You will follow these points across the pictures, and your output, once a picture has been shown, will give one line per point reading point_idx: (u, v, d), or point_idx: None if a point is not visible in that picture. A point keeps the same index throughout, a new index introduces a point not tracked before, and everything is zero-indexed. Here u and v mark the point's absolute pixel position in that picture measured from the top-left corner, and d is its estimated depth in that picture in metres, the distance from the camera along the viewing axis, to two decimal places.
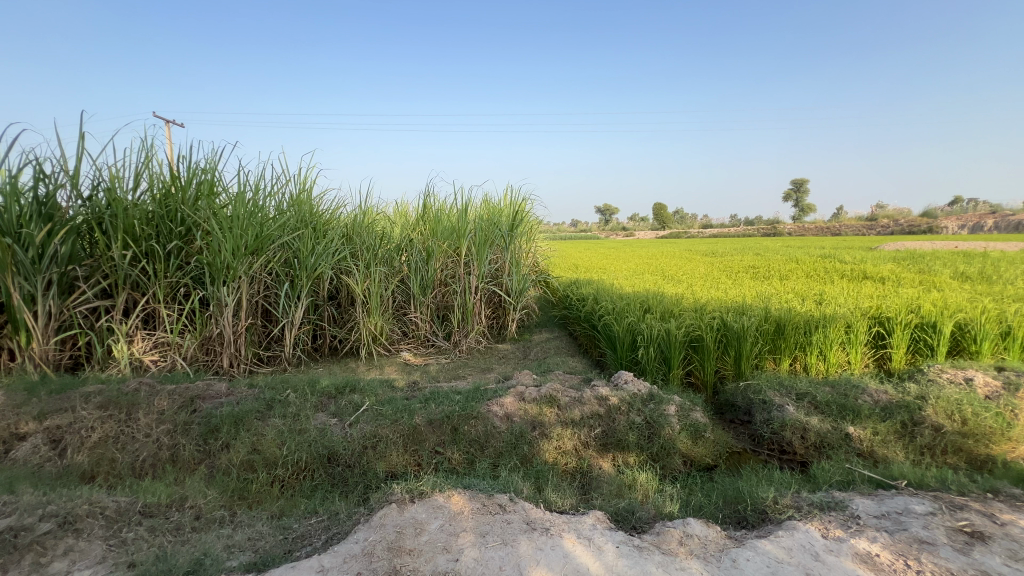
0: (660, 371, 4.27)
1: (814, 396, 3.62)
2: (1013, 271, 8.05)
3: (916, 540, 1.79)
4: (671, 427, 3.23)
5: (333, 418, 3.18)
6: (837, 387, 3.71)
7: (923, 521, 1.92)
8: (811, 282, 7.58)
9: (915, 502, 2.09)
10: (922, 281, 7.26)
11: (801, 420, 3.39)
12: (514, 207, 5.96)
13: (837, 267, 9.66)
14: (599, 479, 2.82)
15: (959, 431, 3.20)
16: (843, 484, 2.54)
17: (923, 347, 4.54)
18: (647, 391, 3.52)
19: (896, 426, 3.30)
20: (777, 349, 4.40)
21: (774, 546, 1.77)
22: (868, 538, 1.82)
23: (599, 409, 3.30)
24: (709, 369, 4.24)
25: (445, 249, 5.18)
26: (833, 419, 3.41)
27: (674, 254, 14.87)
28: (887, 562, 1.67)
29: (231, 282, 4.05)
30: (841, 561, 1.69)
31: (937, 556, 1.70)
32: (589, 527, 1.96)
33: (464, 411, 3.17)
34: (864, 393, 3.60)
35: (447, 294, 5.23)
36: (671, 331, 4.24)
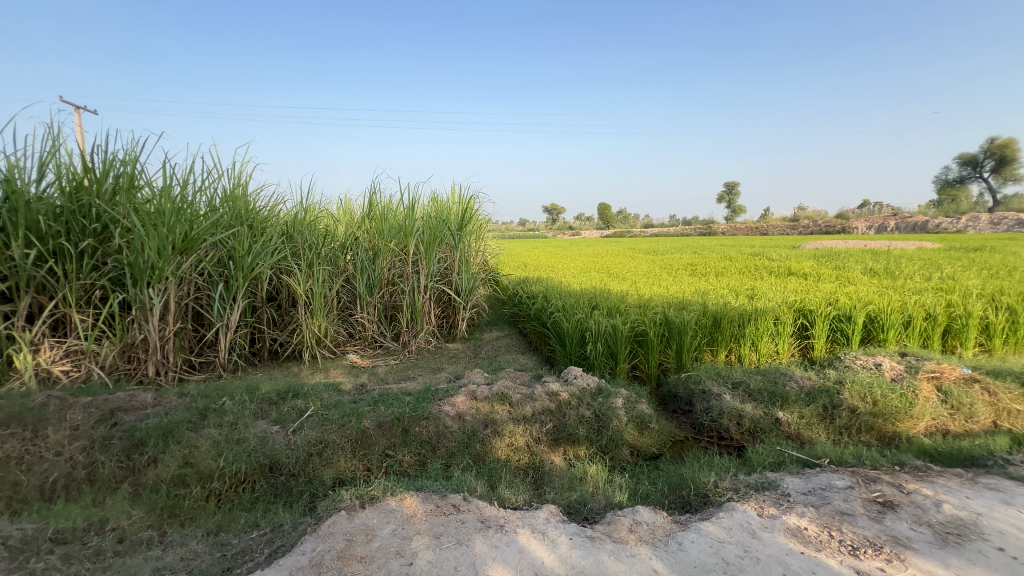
0: (608, 366, 4.39)
1: (748, 384, 3.87)
2: (912, 267, 8.84)
3: (838, 513, 1.96)
4: (618, 420, 3.34)
5: (275, 425, 3.02)
6: (768, 375, 3.99)
7: (843, 495, 2.10)
8: (744, 278, 8.09)
9: (836, 478, 2.29)
10: (838, 277, 7.95)
11: (736, 407, 3.61)
12: (463, 205, 5.92)
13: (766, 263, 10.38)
14: (551, 474, 2.87)
15: (871, 411, 3.54)
16: (775, 465, 2.74)
17: (840, 336, 4.97)
18: (595, 385, 3.62)
19: (818, 409, 3.60)
20: (714, 341, 4.67)
21: (716, 528, 1.87)
22: (797, 513, 1.97)
23: (550, 405, 3.35)
24: (652, 362, 4.43)
25: (392, 247, 5.05)
26: (764, 405, 3.67)
27: (617, 252, 15.32)
28: (815, 534, 1.82)
29: (156, 283, 3.73)
30: (775, 537, 1.82)
31: (855, 526, 1.86)
32: (543, 521, 1.98)
33: (415, 412, 3.12)
34: (791, 380, 3.89)
35: (395, 294, 5.12)
36: (617, 327, 4.38)
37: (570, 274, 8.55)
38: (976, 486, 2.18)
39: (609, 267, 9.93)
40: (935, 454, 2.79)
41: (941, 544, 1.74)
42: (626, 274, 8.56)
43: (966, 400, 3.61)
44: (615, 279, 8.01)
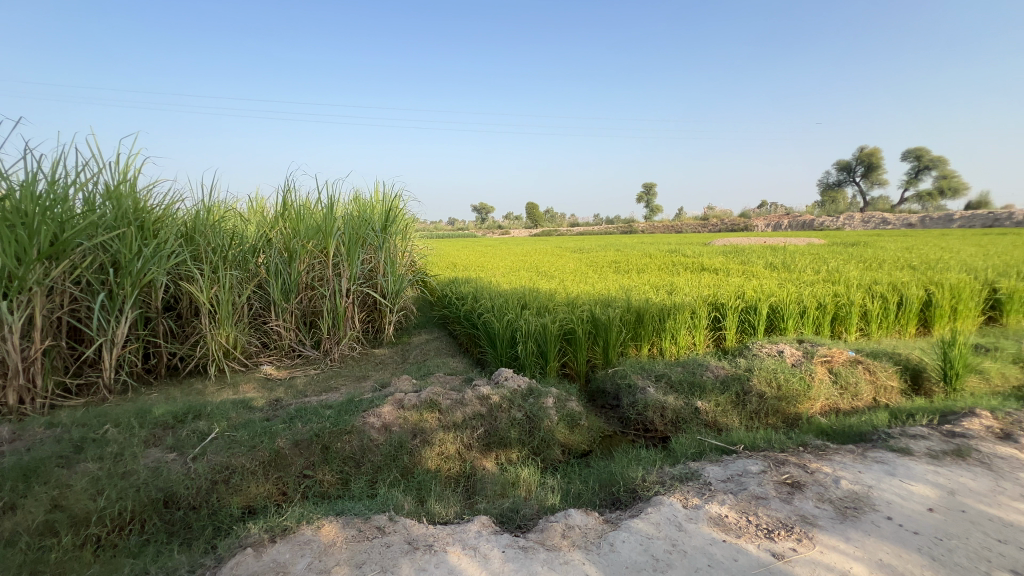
0: (538, 365, 4.40)
1: (670, 376, 4.05)
2: (805, 261, 9.91)
3: (754, 497, 2.08)
4: (550, 420, 3.34)
5: (171, 453, 2.67)
6: (687, 366, 4.20)
7: (757, 479, 2.23)
8: (663, 274, 8.53)
9: (751, 463, 2.43)
10: (744, 271, 8.65)
11: (659, 399, 3.77)
12: (387, 204, 5.65)
13: (682, 260, 11.08)
14: (483, 480, 2.79)
15: (776, 395, 3.85)
16: (696, 454, 2.87)
17: (748, 326, 5.38)
18: (526, 386, 3.59)
19: (732, 396, 3.86)
20: (638, 336, 4.85)
21: (644, 524, 1.90)
22: (718, 502, 2.05)
23: (481, 409, 3.27)
24: (581, 359, 4.51)
25: (310, 249, 4.69)
26: (685, 395, 3.86)
27: (545, 250, 15.62)
28: (734, 521, 1.90)
29: (16, 295, 3.15)
30: (699, 527, 1.87)
31: (769, 509, 1.98)
32: (474, 535, 1.90)
33: (336, 427, 2.90)
34: (708, 369, 4.13)
35: (314, 299, 4.77)
36: (546, 326, 4.40)
37: (500, 274, 8.53)
38: (865, 460, 2.42)
39: (538, 266, 10.07)
40: (830, 432, 3.08)
41: (841, 518, 1.89)
42: (554, 273, 8.71)
43: (852, 379, 4.05)
44: (544, 278, 8.11)
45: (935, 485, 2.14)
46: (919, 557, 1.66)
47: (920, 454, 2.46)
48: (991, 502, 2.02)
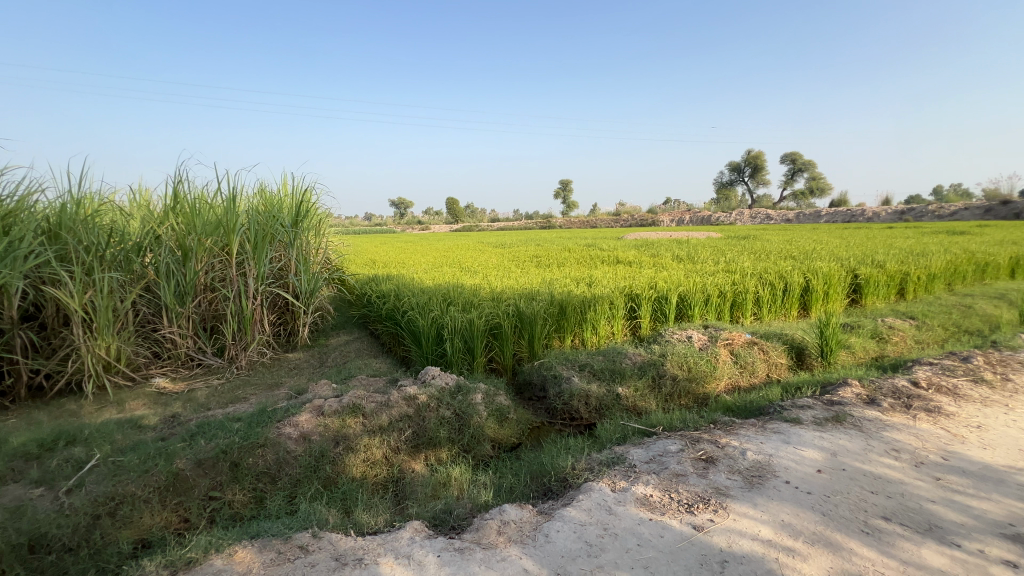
0: (465, 361, 4.36)
1: (592, 365, 4.20)
2: (706, 253, 10.82)
3: (674, 475, 2.21)
4: (479, 416, 3.31)
5: (38, 488, 2.27)
6: (607, 355, 4.39)
7: (677, 458, 2.39)
8: (583, 267, 8.85)
9: (670, 443, 2.59)
10: (655, 263, 9.24)
11: (584, 388, 3.91)
12: (298, 197, 5.25)
13: (598, 253, 11.58)
14: (413, 484, 2.70)
15: (687, 377, 4.16)
16: (620, 438, 3.00)
17: (660, 314, 5.75)
18: (454, 383, 3.53)
19: (649, 381, 4.10)
20: (561, 328, 4.98)
21: (577, 511, 1.94)
22: (643, 482, 2.16)
23: (408, 410, 3.16)
24: (507, 353, 4.54)
25: (208, 246, 4.23)
26: (606, 383, 4.03)
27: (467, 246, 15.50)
28: (658, 499, 2.01)
29: None
30: (627, 509, 1.96)
31: (688, 485, 2.12)
32: (407, 542, 1.82)
33: (247, 441, 2.64)
34: (626, 356, 4.34)
35: (215, 301, 4.31)
36: (472, 321, 4.36)
37: (422, 270, 8.32)
38: (765, 432, 2.68)
39: (461, 261, 9.98)
40: (734, 409, 3.38)
41: (749, 487, 2.08)
42: (477, 268, 8.68)
43: (749, 359, 4.49)
44: (467, 273, 8.05)
45: (821, 448, 2.44)
46: (813, 514, 1.87)
47: (808, 423, 2.79)
48: (863, 459, 2.33)
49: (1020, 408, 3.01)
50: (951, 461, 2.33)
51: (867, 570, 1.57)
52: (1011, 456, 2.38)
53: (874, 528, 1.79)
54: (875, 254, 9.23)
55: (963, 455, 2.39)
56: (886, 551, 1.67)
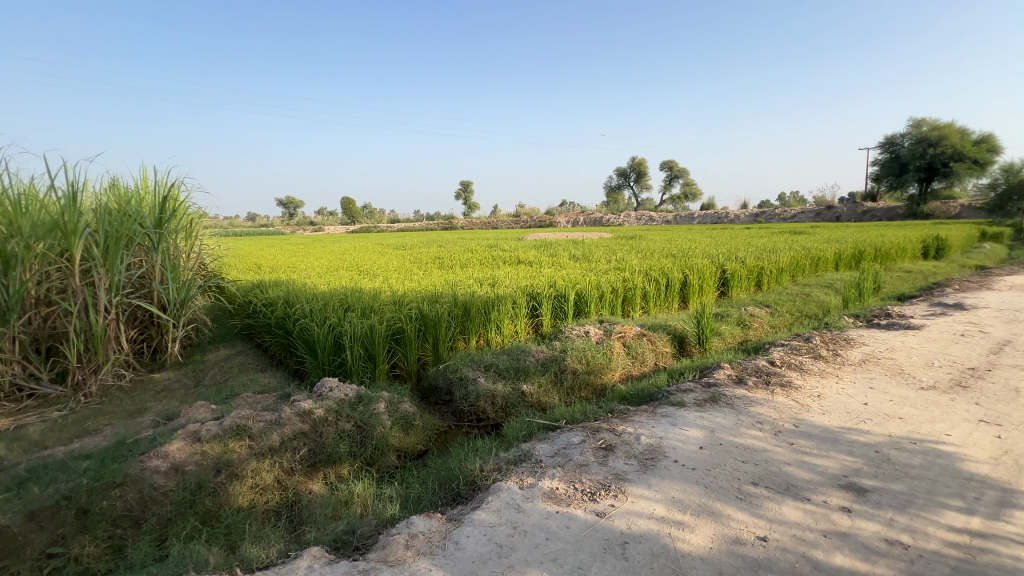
0: (366, 370, 4.14)
1: (497, 364, 4.25)
2: (600, 252, 11.51)
3: (577, 466, 2.31)
4: (383, 426, 3.16)
5: None
6: (512, 353, 4.47)
7: (579, 449, 2.50)
8: (486, 268, 8.92)
9: (573, 435, 2.70)
10: (554, 262, 9.63)
11: (490, 388, 3.93)
12: (163, 195, 4.55)
13: (501, 254, 11.75)
14: (311, 506, 2.50)
15: (587, 371, 4.38)
16: (526, 435, 3.07)
17: (560, 312, 5.99)
18: (355, 393, 3.34)
19: (551, 376, 4.25)
20: (466, 329, 4.97)
21: (487, 514, 1.94)
22: (549, 476, 2.23)
23: (303, 427, 2.91)
24: (411, 358, 4.41)
25: (41, 252, 3.48)
26: (512, 381, 4.10)
27: (366, 248, 14.82)
28: (564, 491, 2.09)
29: None
30: (535, 505, 2.00)
31: (590, 474, 2.23)
32: (305, 571, 1.67)
33: (100, 482, 2.24)
34: (530, 354, 4.46)
35: (52, 318, 3.58)
36: (373, 327, 4.16)
37: (315, 274, 7.76)
38: (656, 417, 2.91)
39: (360, 264, 9.50)
40: (628, 397, 3.64)
41: (643, 469, 2.24)
42: (377, 271, 8.32)
43: (640, 350, 4.87)
44: (366, 276, 7.67)
45: (702, 427, 2.71)
46: (698, 488, 2.07)
47: (690, 405, 3.09)
48: (735, 433, 2.64)
49: (847, 377, 3.64)
50: (801, 427, 2.73)
51: (742, 532, 1.78)
52: (843, 418, 2.86)
53: (746, 493, 2.03)
54: (737, 252, 10.57)
55: (810, 421, 2.82)
56: (756, 512, 1.90)
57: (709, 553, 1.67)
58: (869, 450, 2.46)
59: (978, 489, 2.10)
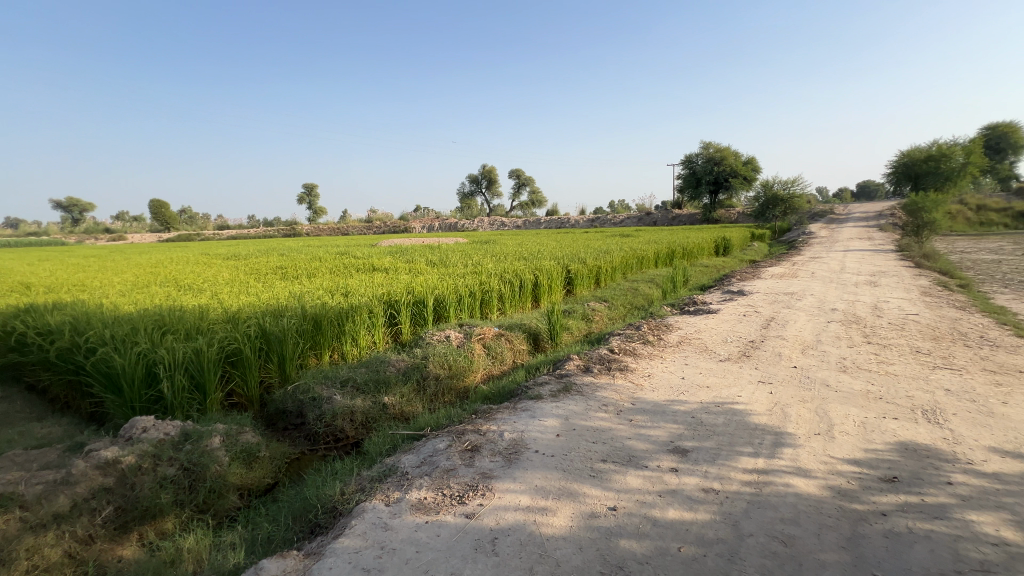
0: (193, 402, 3.52)
1: (355, 379, 4.00)
2: (457, 257, 11.66)
3: (444, 472, 2.31)
4: (220, 463, 2.74)
5: None
6: (370, 365, 4.26)
7: (446, 454, 2.49)
8: (336, 277, 8.35)
9: (438, 441, 2.68)
10: (411, 269, 9.46)
11: (347, 405, 3.68)
12: None
13: (354, 261, 11.13)
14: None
15: (449, 375, 4.39)
16: (390, 449, 2.95)
17: (419, 318, 5.90)
18: (179, 431, 2.82)
19: (414, 385, 4.17)
20: (316, 344, 4.59)
21: (351, 539, 1.82)
22: (416, 487, 2.18)
23: (107, 482, 2.37)
24: (252, 382, 3.91)
25: None
26: (371, 395, 3.90)
27: (189, 259, 12.69)
28: (432, 500, 2.06)
29: None
30: (403, 519, 1.94)
31: (457, 477, 2.24)
32: None
33: None
34: (390, 364, 4.30)
35: None
36: (201, 351, 3.57)
37: (115, 292, 6.36)
38: (516, 412, 3.05)
39: (179, 278, 8.09)
40: (491, 396, 3.75)
41: (508, 464, 2.33)
42: (202, 285, 7.17)
43: (499, 350, 5.06)
44: (188, 292, 6.56)
45: (558, 416, 2.93)
46: (556, 473, 2.23)
47: (546, 397, 3.31)
48: (585, 418, 2.91)
49: (668, 357, 4.29)
50: (637, 404, 3.13)
51: (595, 506, 1.97)
52: (668, 392, 3.36)
53: (597, 470, 2.26)
54: (579, 254, 11.67)
55: (644, 398, 3.25)
56: (606, 486, 2.12)
57: (569, 531, 1.81)
58: (687, 416, 2.93)
59: (761, 435, 2.66)
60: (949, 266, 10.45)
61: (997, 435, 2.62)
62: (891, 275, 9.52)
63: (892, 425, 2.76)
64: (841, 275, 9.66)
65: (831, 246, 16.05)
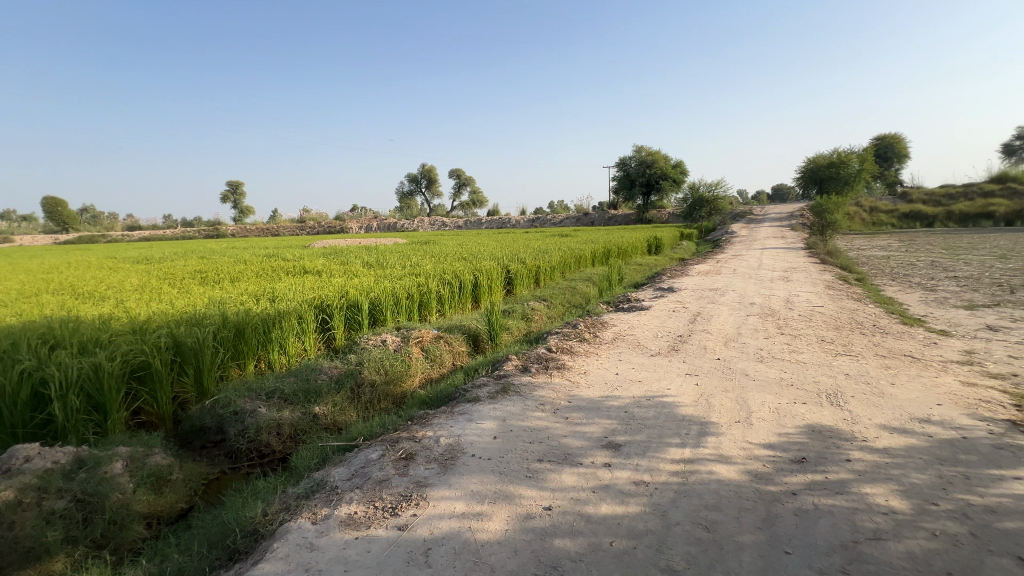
0: (91, 425, 3.15)
1: (282, 390, 3.76)
2: (395, 258, 11.36)
3: (377, 483, 2.22)
4: (122, 491, 2.46)
5: None
6: (300, 374, 4.03)
7: (379, 464, 2.40)
8: (263, 281, 7.84)
9: (371, 451, 2.58)
10: (346, 271, 9.09)
11: (273, 417, 3.45)
12: None
13: (283, 264, 10.51)
14: None
15: (386, 381, 4.25)
16: (319, 462, 2.79)
17: (354, 323, 5.66)
18: (72, 458, 2.51)
19: (347, 393, 3.99)
20: (238, 354, 4.27)
21: (273, 563, 1.69)
22: (347, 502, 2.08)
23: None
24: (162, 399, 3.56)
25: None
26: (300, 405, 3.68)
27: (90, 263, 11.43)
28: (363, 514, 1.97)
29: None
30: (331, 537, 1.84)
31: (391, 488, 2.16)
32: None
33: None
34: (321, 372, 4.10)
35: None
36: (99, 366, 3.20)
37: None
38: (454, 416, 3.00)
39: (77, 285, 7.23)
40: (429, 401, 3.67)
41: (443, 471, 2.28)
42: (104, 293, 6.46)
43: (438, 352, 4.97)
44: (86, 301, 5.87)
45: (495, 417, 2.91)
46: (493, 476, 2.22)
47: (484, 399, 3.29)
48: (523, 418, 2.92)
49: (603, 354, 4.42)
50: (573, 402, 3.19)
51: (531, 507, 1.97)
52: (602, 388, 3.46)
53: (533, 470, 2.27)
54: (519, 253, 11.77)
55: (579, 395, 3.32)
56: (542, 486, 2.13)
57: (505, 535, 1.80)
58: (620, 411, 3.03)
59: (688, 426, 2.79)
60: (849, 262, 11.57)
61: (887, 413, 2.93)
62: (801, 271, 10.42)
63: (802, 410, 3.01)
64: (759, 272, 10.45)
65: (750, 244, 17.32)
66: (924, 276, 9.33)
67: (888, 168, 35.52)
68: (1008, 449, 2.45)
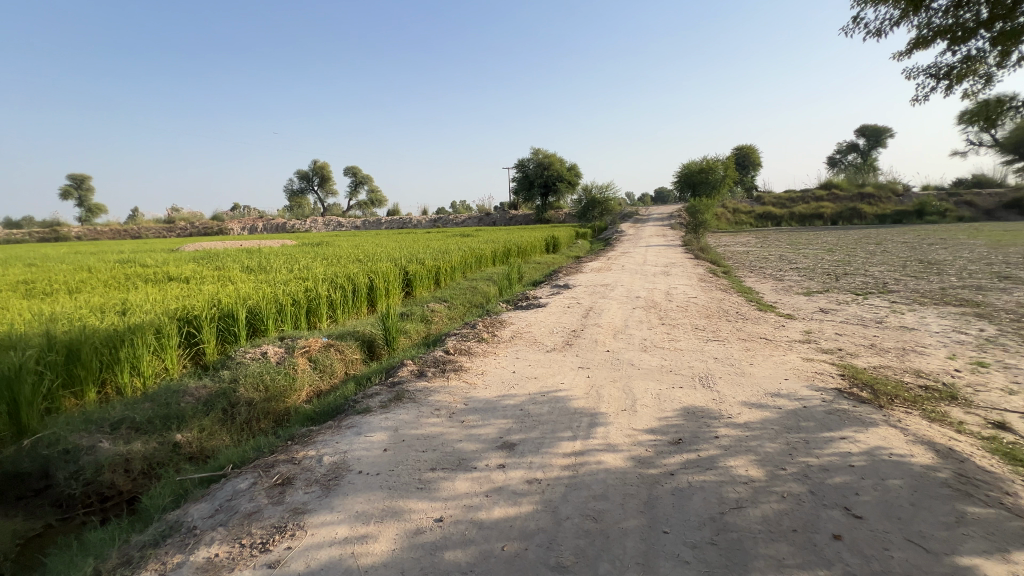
0: None
1: (132, 419, 3.20)
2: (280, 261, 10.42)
3: (245, 517, 1.96)
4: None
5: None
6: (157, 399, 3.47)
7: (249, 495, 2.12)
8: (112, 292, 6.69)
9: (240, 481, 2.28)
10: (220, 277, 8.12)
11: (120, 452, 2.92)
12: None
13: (140, 271, 9.09)
14: None
15: (265, 398, 3.83)
16: (177, 500, 2.40)
17: (228, 335, 5.04)
18: None
19: (218, 415, 3.53)
20: (73, 380, 3.56)
21: None
22: (206, 543, 1.80)
23: None
24: None
25: None
26: (157, 435, 3.17)
27: None
28: (226, 556, 1.72)
29: None
30: None
31: (262, 521, 1.92)
32: None
33: None
34: (185, 394, 3.58)
35: None
36: None
37: None
38: (341, 430, 2.77)
39: None
40: (315, 416, 3.38)
41: (325, 493, 2.09)
42: None
43: (327, 362, 4.61)
44: None
45: (386, 428, 2.75)
46: (381, 492, 2.07)
47: (376, 409, 3.09)
48: (416, 426, 2.80)
49: (501, 353, 4.43)
50: (469, 404, 3.13)
51: (420, 521, 1.87)
52: (499, 388, 3.45)
53: (424, 481, 2.16)
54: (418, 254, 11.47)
55: (476, 397, 3.27)
56: (433, 496, 2.04)
57: (391, 556, 1.68)
58: (516, 410, 3.04)
59: (579, 418, 2.89)
60: (717, 257, 12.92)
61: (747, 390, 3.30)
62: (678, 265, 11.48)
63: (679, 394, 3.27)
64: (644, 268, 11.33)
65: (637, 242, 18.73)
66: (775, 268, 10.79)
67: (746, 175, 40.73)
68: (836, 413, 2.89)
